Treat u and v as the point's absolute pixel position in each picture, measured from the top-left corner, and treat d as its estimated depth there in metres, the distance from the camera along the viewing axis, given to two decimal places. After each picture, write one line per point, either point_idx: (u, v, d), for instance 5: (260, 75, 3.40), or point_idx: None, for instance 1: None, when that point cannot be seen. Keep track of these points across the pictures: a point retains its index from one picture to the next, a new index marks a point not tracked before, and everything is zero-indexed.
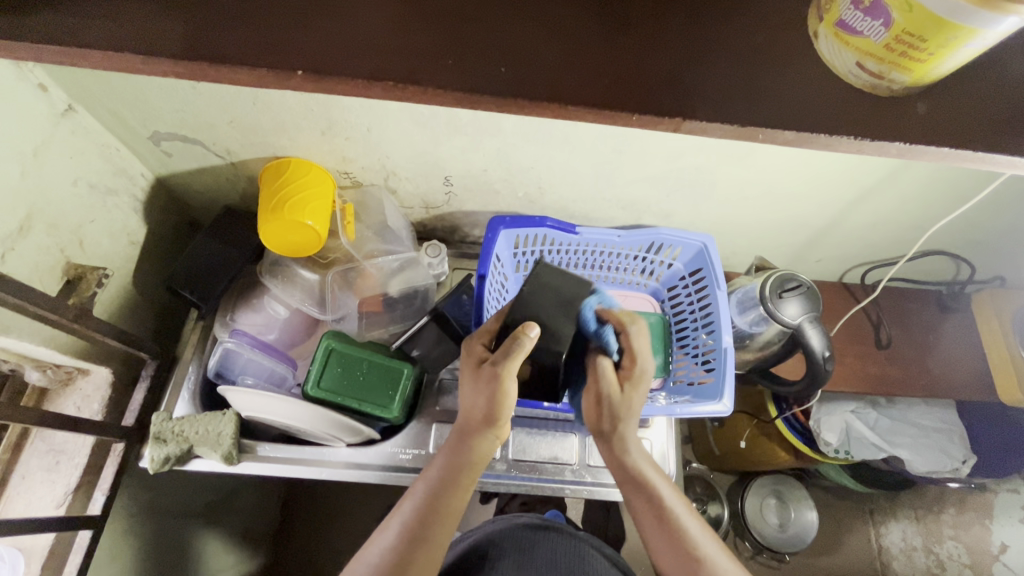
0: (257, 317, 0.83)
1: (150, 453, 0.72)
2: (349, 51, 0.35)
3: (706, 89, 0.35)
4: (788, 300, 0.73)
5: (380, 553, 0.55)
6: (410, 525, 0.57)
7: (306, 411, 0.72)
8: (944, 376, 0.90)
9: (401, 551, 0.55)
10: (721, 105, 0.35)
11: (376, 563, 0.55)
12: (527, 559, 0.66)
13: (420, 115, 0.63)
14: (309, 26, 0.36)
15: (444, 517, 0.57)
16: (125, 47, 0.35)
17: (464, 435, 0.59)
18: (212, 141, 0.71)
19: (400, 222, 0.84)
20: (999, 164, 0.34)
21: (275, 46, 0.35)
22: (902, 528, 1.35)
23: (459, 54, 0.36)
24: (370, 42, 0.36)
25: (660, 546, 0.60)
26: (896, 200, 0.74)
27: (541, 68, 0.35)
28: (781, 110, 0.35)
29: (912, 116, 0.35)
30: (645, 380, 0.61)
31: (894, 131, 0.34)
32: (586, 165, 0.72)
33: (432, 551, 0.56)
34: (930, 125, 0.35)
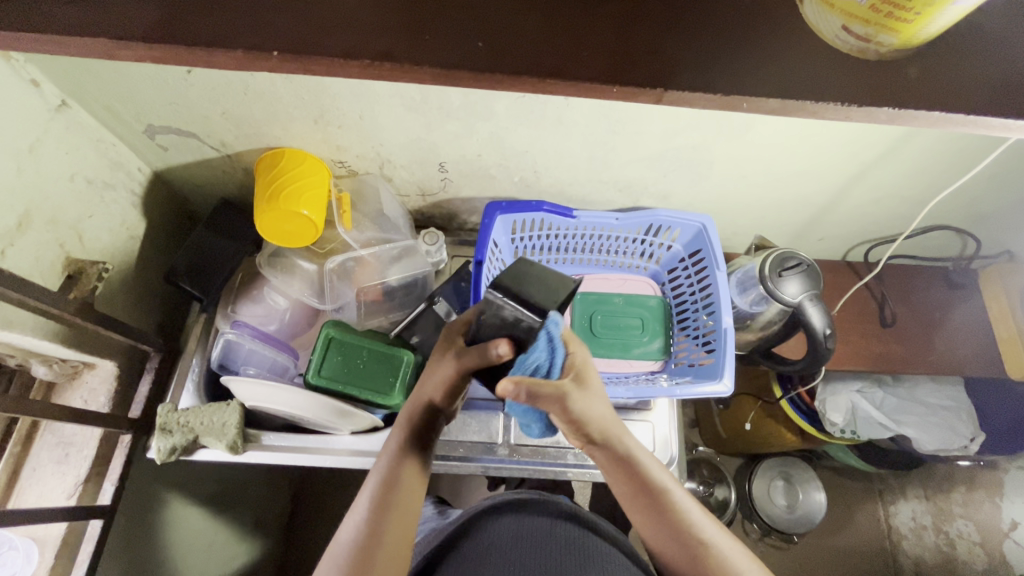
0: (257, 308, 0.84)
1: (157, 444, 0.73)
2: (322, 30, 0.35)
3: (689, 59, 0.35)
4: (788, 279, 0.72)
5: (348, 533, 0.52)
6: (375, 499, 0.54)
7: (307, 400, 0.73)
8: (952, 353, 0.89)
9: (371, 525, 0.52)
10: (703, 72, 0.34)
11: (348, 540, 0.52)
12: (524, 533, 0.67)
13: (412, 100, 0.63)
14: (286, 8, 0.36)
15: (409, 486, 0.55)
16: (99, 34, 0.35)
17: (412, 409, 0.58)
18: (206, 133, 0.72)
19: (397, 210, 0.84)
20: (995, 127, 0.34)
21: (244, 32, 0.35)
22: (912, 507, 1.39)
23: (435, 30, 0.35)
24: (350, 25, 0.35)
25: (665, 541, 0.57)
26: (899, 174, 0.73)
27: (516, 42, 0.35)
28: (770, 75, 0.34)
29: (904, 80, 0.34)
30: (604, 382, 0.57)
31: (883, 97, 0.34)
32: (581, 147, 0.71)
33: (400, 524, 0.53)
34: (927, 89, 0.34)
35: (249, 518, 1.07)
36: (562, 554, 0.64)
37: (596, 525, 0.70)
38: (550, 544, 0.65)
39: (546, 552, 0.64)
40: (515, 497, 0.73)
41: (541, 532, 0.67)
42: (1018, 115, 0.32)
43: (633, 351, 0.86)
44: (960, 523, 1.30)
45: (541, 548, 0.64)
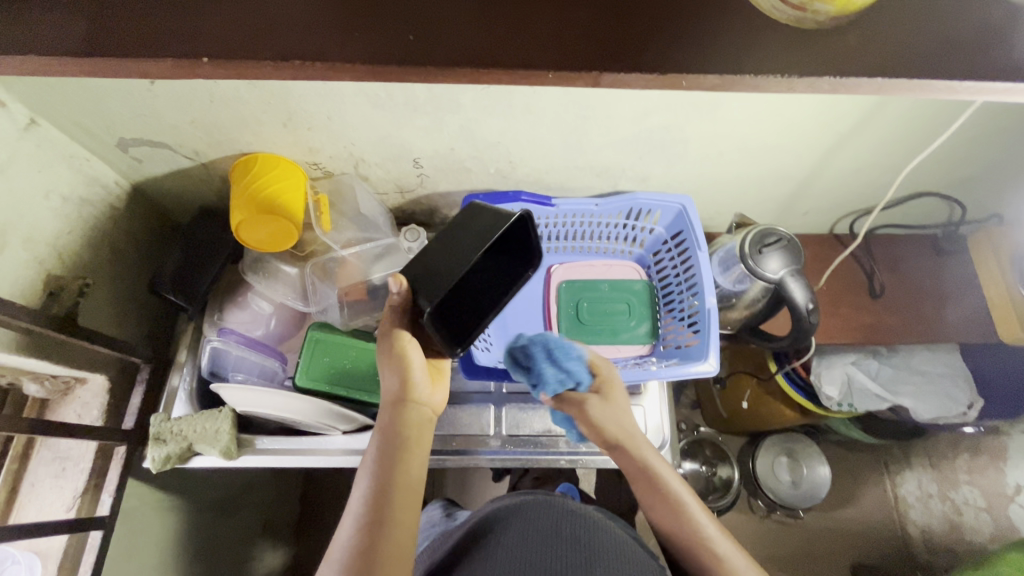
0: (244, 315, 0.84)
1: (151, 453, 0.74)
2: (247, 31, 0.35)
3: (622, 36, 0.34)
4: (768, 255, 0.71)
5: (343, 548, 0.52)
6: (365, 514, 0.54)
7: (296, 402, 0.73)
8: (943, 321, 0.89)
9: (365, 536, 0.52)
10: (638, 53, 0.34)
11: (343, 556, 0.51)
12: (532, 533, 0.66)
13: (377, 97, 0.63)
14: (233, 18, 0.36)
15: (399, 495, 0.56)
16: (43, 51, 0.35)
17: (391, 417, 0.61)
18: (178, 142, 0.72)
19: (376, 209, 0.84)
20: (940, 89, 0.34)
21: (190, 38, 0.35)
22: (918, 476, 1.40)
23: (362, 25, 0.35)
24: (290, 26, 0.35)
25: (671, 530, 0.64)
26: (877, 143, 0.72)
27: (447, 30, 0.35)
28: (719, 49, 0.34)
29: (845, 46, 0.34)
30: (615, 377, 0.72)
31: (824, 67, 0.33)
32: (552, 135, 0.71)
33: (396, 534, 0.53)
34: (868, 54, 0.33)
35: (258, 520, 1.09)
36: (568, 550, 0.65)
37: (601, 525, 0.70)
38: (558, 547, 0.65)
39: (550, 548, 0.65)
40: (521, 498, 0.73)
41: (547, 528, 0.68)
42: (963, 78, 0.32)
43: (621, 336, 0.86)
44: (967, 490, 1.29)
45: (546, 545, 0.65)
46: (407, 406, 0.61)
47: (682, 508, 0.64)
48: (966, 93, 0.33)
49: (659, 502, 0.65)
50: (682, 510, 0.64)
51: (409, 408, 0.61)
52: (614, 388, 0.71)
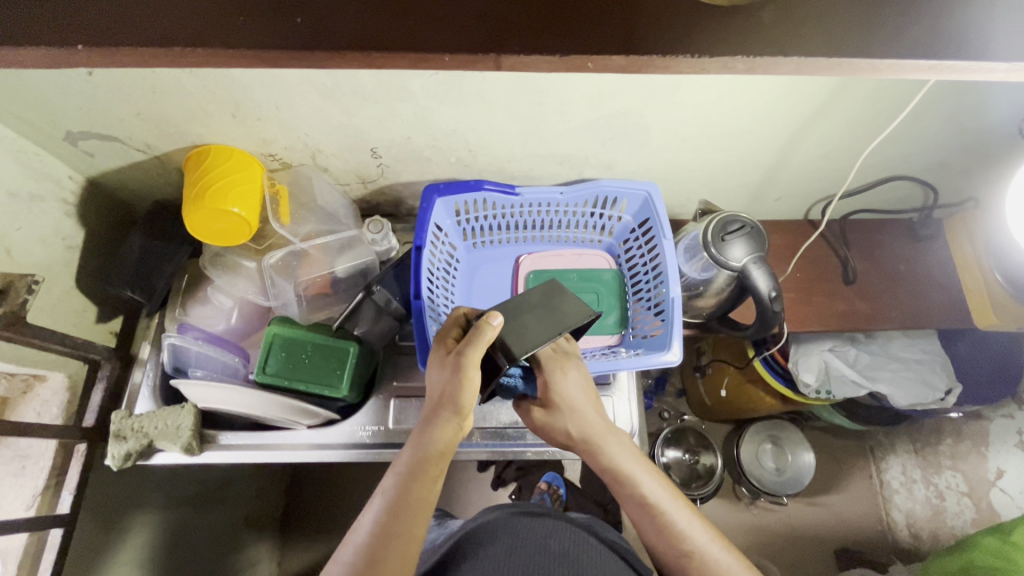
0: (206, 310, 0.83)
1: (111, 451, 0.74)
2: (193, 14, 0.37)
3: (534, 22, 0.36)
4: (731, 243, 0.70)
5: (352, 553, 0.54)
6: (381, 522, 0.55)
7: (256, 398, 0.73)
8: (918, 308, 0.88)
9: (372, 547, 0.53)
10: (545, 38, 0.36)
11: (348, 563, 0.53)
12: (518, 545, 0.67)
13: (324, 85, 0.61)
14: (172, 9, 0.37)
15: (416, 512, 0.56)
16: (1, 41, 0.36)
17: (425, 429, 0.59)
18: (128, 135, 0.70)
19: (337, 200, 0.83)
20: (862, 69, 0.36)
21: (141, 30, 0.36)
22: (903, 462, 1.41)
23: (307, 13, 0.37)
24: (231, 21, 0.37)
25: (655, 537, 0.62)
26: (842, 126, 0.70)
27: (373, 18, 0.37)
28: (643, 38, 0.36)
29: (760, 26, 0.36)
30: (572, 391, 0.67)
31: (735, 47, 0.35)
32: (509, 122, 0.69)
33: (404, 547, 0.54)
34: (776, 30, 0.36)
35: (237, 514, 1.09)
36: (554, 564, 0.65)
37: (585, 537, 0.71)
38: (543, 558, 0.66)
39: (535, 564, 0.65)
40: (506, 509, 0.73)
41: (533, 543, 0.68)
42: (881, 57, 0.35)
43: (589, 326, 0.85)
44: (949, 475, 1.34)
45: (531, 560, 0.65)
46: (449, 422, 0.59)
47: (659, 512, 0.62)
48: (887, 71, 0.36)
49: (644, 511, 0.63)
50: (665, 517, 0.62)
51: (450, 425, 0.59)
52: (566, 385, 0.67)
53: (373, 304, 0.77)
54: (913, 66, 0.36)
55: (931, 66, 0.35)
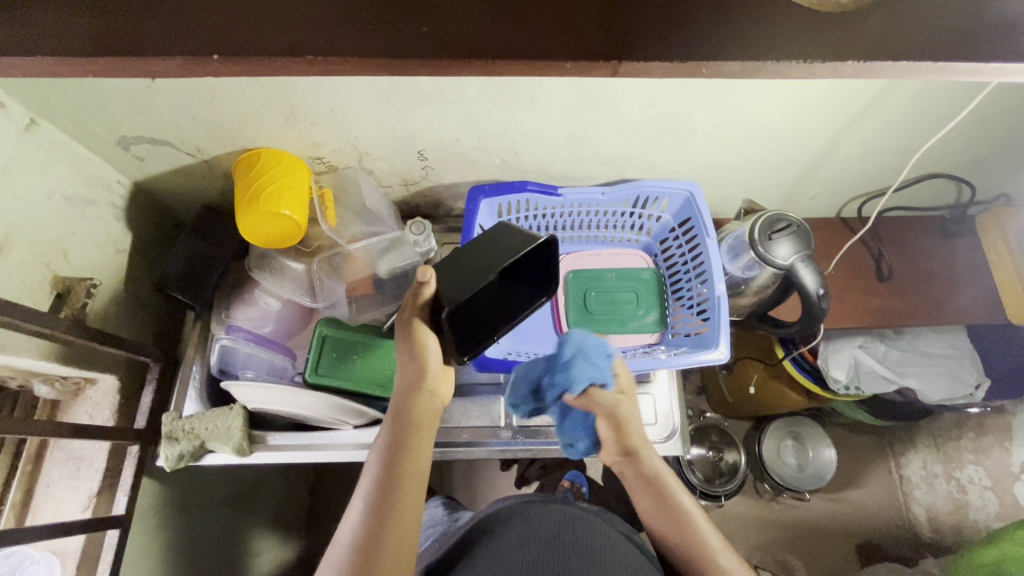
0: (250, 312, 0.83)
1: (164, 452, 0.74)
2: (321, 24, 0.40)
3: (647, 28, 0.39)
4: (778, 242, 0.71)
5: (349, 534, 0.53)
6: (374, 498, 0.55)
7: (308, 400, 0.73)
8: (951, 304, 0.89)
9: (371, 522, 0.53)
10: (660, 43, 0.39)
11: (348, 543, 0.52)
12: (532, 533, 0.67)
13: (381, 89, 0.62)
14: (311, 20, 0.40)
15: (406, 483, 0.56)
16: (161, 53, 0.40)
17: (401, 400, 0.62)
18: (180, 140, 0.71)
19: (380, 202, 0.84)
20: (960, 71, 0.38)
21: (278, 39, 0.40)
22: (923, 457, 1.43)
23: (432, 20, 0.40)
24: (359, 33, 0.40)
25: (660, 518, 0.66)
26: (887, 125, 0.71)
27: (487, 29, 0.40)
28: (750, 40, 0.39)
29: (865, 29, 0.38)
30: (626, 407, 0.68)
31: (842, 51, 0.38)
32: (558, 124, 0.70)
33: (400, 520, 0.53)
34: (890, 34, 0.38)
35: (269, 513, 1.10)
36: (569, 554, 0.65)
37: (602, 529, 0.70)
38: (561, 546, 0.66)
39: (551, 554, 0.65)
40: (523, 498, 0.72)
41: (547, 532, 0.67)
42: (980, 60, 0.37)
43: (630, 325, 0.85)
44: (971, 469, 1.33)
45: (547, 551, 0.65)
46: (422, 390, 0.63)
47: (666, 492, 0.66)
48: (990, 73, 0.38)
49: (648, 493, 0.66)
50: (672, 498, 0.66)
51: (423, 394, 0.63)
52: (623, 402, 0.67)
53: None
54: (1012, 68, 0.38)
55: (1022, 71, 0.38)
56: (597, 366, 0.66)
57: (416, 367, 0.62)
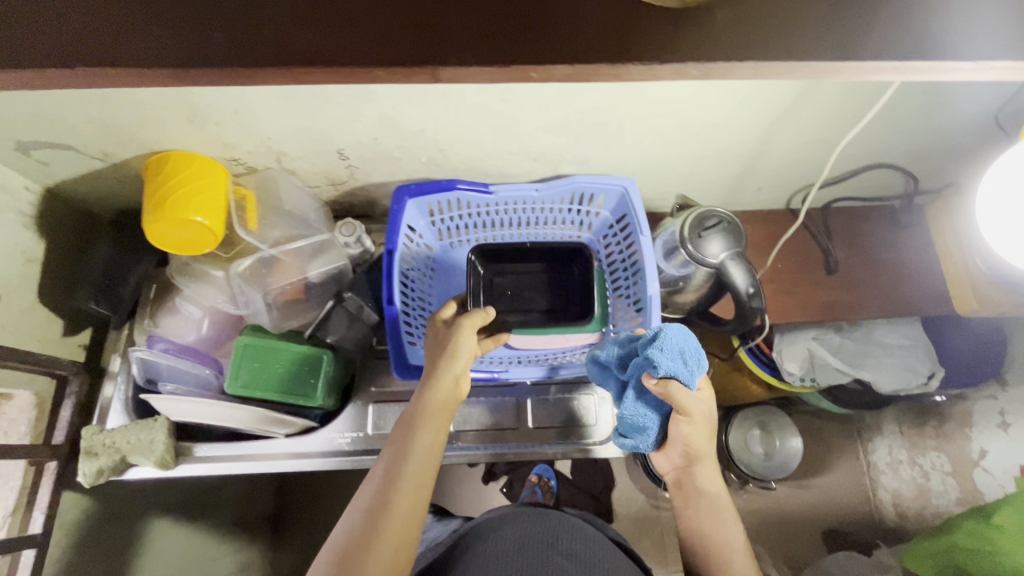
0: (176, 321, 0.81)
1: (81, 468, 0.72)
2: (176, 31, 0.41)
3: (489, 26, 0.40)
4: (709, 239, 0.69)
5: (363, 502, 0.56)
6: (386, 470, 0.58)
7: (231, 411, 0.72)
8: (898, 296, 0.88)
9: (381, 491, 0.56)
10: (505, 46, 0.40)
11: (360, 510, 0.55)
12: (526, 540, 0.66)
13: (281, 88, 0.59)
14: (157, 31, 0.40)
15: (418, 460, 0.58)
16: (9, 63, 0.40)
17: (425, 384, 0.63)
18: (83, 144, 0.68)
19: (308, 204, 0.81)
20: (801, 68, 0.40)
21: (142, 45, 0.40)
22: (889, 443, 1.42)
23: (280, 22, 0.40)
24: (211, 40, 0.41)
25: (704, 524, 0.69)
26: (820, 117, 0.68)
27: (347, 30, 0.40)
28: (596, 43, 0.40)
29: (701, 27, 0.39)
30: (695, 414, 0.64)
31: (680, 53, 0.39)
32: (479, 121, 0.67)
33: (408, 492, 0.56)
34: (724, 30, 0.39)
35: None
36: (557, 555, 0.65)
37: (585, 527, 0.71)
38: (550, 548, 0.66)
39: (543, 555, 0.64)
40: (516, 509, 0.72)
41: (539, 537, 0.67)
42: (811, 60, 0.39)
43: None
44: (934, 456, 1.32)
45: (538, 546, 0.66)
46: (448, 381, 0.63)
47: (716, 505, 0.69)
48: (827, 71, 0.40)
49: (699, 503, 0.69)
50: (717, 511, 0.69)
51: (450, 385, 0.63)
52: (697, 413, 0.64)
53: (344, 309, 0.79)
54: (865, 69, 0.40)
55: (873, 69, 0.40)
56: (679, 363, 0.62)
57: (450, 363, 0.63)
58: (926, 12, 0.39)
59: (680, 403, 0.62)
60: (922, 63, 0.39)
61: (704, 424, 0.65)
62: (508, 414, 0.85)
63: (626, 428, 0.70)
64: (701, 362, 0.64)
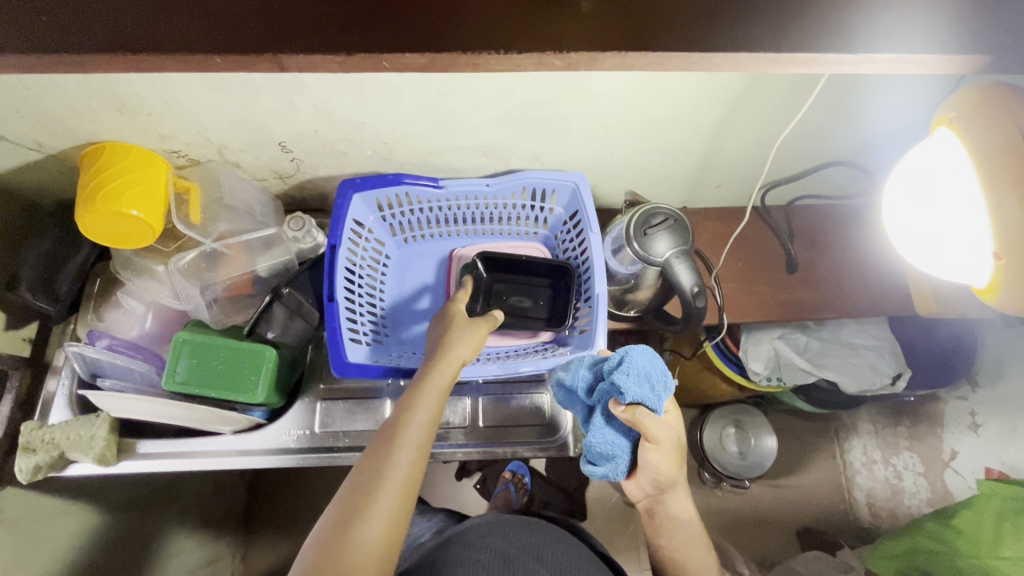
0: (121, 316, 0.81)
1: (18, 464, 0.70)
2: (89, 17, 0.43)
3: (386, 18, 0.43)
4: (652, 237, 0.67)
5: (368, 461, 0.57)
6: (391, 432, 0.59)
7: (172, 408, 0.71)
8: (859, 296, 0.87)
9: (387, 453, 0.58)
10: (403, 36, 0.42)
11: (366, 469, 0.57)
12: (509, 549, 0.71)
13: (207, 78, 0.57)
14: (68, 24, 0.42)
15: (423, 427, 0.60)
16: None
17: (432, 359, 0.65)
18: (15, 134, 0.66)
19: (254, 198, 0.80)
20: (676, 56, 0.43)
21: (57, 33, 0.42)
22: (864, 443, 1.41)
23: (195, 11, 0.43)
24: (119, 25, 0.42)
25: (673, 546, 0.70)
26: (770, 112, 0.66)
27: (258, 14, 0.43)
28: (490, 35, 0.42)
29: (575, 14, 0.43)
30: (665, 442, 0.62)
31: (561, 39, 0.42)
32: (419, 113, 0.65)
33: (413, 456, 0.58)
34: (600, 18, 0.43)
35: None
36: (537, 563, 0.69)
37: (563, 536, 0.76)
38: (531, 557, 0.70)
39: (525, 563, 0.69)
40: (501, 518, 0.77)
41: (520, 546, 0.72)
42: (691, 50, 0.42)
43: None
44: (907, 455, 1.32)
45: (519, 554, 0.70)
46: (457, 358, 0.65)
47: (686, 526, 0.70)
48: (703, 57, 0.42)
49: (672, 527, 0.70)
50: (686, 532, 0.69)
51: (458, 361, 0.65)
52: (667, 441, 0.63)
53: (284, 305, 0.76)
54: (753, 57, 0.42)
55: (760, 57, 0.42)
56: (646, 389, 0.60)
57: (459, 344, 0.66)
58: (789, 11, 0.43)
59: (648, 432, 0.61)
60: (803, 53, 0.41)
61: (671, 451, 0.64)
62: (462, 412, 0.83)
63: (595, 456, 0.67)
64: (668, 385, 0.63)
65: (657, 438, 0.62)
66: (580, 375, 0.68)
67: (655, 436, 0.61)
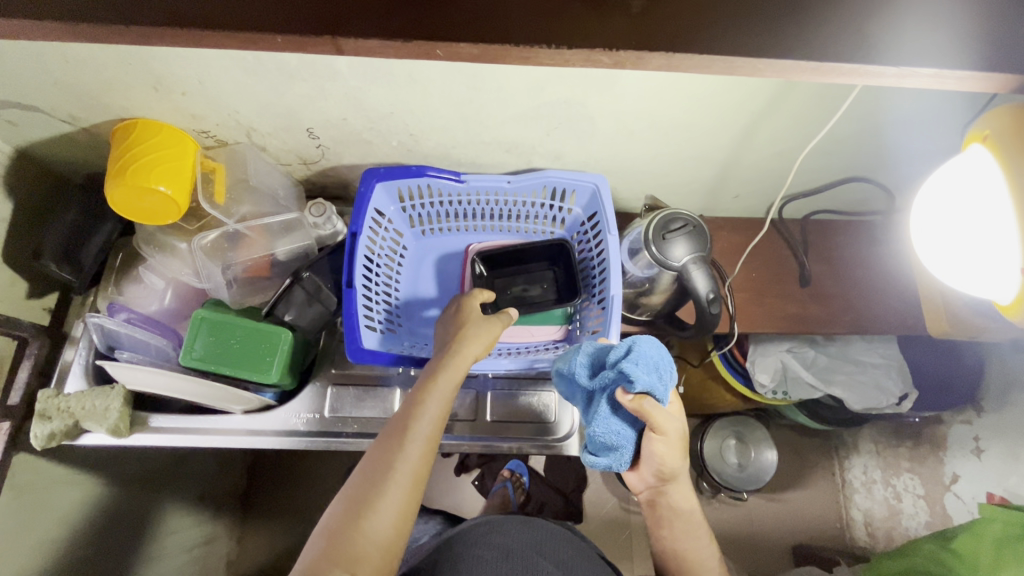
0: (140, 291, 0.83)
1: (34, 430, 0.71)
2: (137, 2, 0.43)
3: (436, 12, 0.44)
4: (671, 242, 0.68)
5: (378, 451, 0.58)
6: (401, 424, 0.60)
7: (188, 383, 0.72)
8: (870, 313, 0.87)
9: (395, 444, 0.58)
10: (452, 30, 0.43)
11: (374, 460, 0.58)
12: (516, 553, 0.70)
13: (245, 61, 0.58)
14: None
15: (433, 421, 0.61)
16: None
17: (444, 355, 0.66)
18: (50, 106, 0.67)
19: (278, 182, 0.81)
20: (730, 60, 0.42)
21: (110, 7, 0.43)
22: (864, 462, 1.41)
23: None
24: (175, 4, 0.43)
25: (677, 537, 0.70)
26: (793, 124, 0.67)
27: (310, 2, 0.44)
28: (539, 30, 0.43)
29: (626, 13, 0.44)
30: (671, 433, 0.63)
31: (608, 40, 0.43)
32: (446, 107, 0.66)
33: (421, 449, 0.59)
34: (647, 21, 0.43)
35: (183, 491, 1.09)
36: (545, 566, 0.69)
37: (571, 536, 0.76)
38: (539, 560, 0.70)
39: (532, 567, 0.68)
40: (503, 517, 0.77)
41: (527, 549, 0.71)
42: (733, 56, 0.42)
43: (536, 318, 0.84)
44: (907, 478, 1.30)
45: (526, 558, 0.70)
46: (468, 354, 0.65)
47: (689, 517, 0.70)
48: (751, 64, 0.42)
49: (675, 519, 0.70)
50: (688, 522, 0.70)
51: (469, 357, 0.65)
52: (673, 433, 0.64)
53: (301, 288, 0.77)
54: (797, 65, 0.42)
55: (807, 66, 0.42)
56: (655, 378, 0.61)
57: (470, 341, 0.66)
58: (835, 26, 0.43)
59: (654, 421, 0.61)
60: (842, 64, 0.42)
61: (676, 443, 0.65)
62: (469, 405, 0.84)
63: (597, 447, 0.67)
64: (673, 376, 0.64)
65: (664, 429, 0.62)
66: (580, 363, 0.67)
67: (663, 426, 0.62)
